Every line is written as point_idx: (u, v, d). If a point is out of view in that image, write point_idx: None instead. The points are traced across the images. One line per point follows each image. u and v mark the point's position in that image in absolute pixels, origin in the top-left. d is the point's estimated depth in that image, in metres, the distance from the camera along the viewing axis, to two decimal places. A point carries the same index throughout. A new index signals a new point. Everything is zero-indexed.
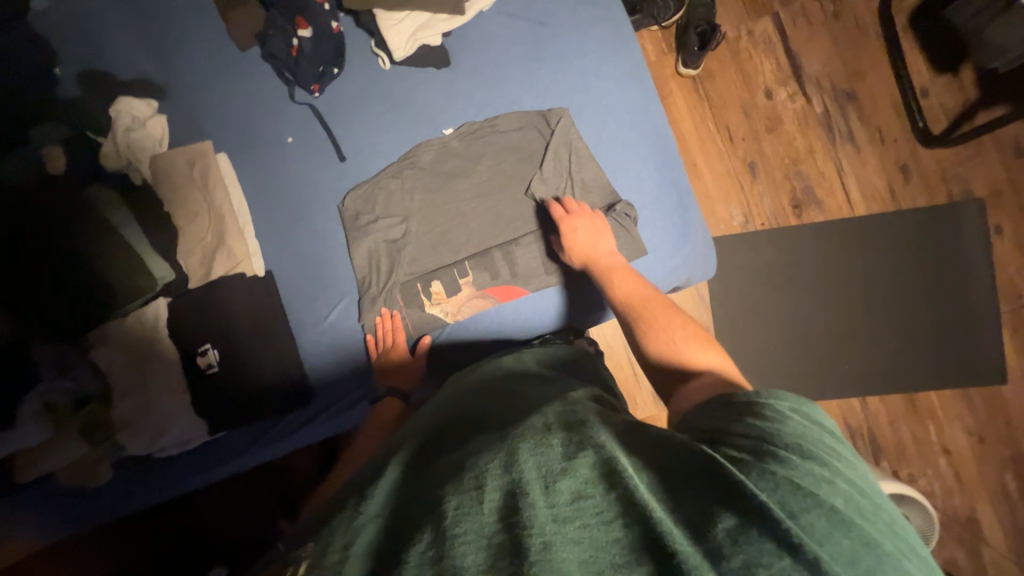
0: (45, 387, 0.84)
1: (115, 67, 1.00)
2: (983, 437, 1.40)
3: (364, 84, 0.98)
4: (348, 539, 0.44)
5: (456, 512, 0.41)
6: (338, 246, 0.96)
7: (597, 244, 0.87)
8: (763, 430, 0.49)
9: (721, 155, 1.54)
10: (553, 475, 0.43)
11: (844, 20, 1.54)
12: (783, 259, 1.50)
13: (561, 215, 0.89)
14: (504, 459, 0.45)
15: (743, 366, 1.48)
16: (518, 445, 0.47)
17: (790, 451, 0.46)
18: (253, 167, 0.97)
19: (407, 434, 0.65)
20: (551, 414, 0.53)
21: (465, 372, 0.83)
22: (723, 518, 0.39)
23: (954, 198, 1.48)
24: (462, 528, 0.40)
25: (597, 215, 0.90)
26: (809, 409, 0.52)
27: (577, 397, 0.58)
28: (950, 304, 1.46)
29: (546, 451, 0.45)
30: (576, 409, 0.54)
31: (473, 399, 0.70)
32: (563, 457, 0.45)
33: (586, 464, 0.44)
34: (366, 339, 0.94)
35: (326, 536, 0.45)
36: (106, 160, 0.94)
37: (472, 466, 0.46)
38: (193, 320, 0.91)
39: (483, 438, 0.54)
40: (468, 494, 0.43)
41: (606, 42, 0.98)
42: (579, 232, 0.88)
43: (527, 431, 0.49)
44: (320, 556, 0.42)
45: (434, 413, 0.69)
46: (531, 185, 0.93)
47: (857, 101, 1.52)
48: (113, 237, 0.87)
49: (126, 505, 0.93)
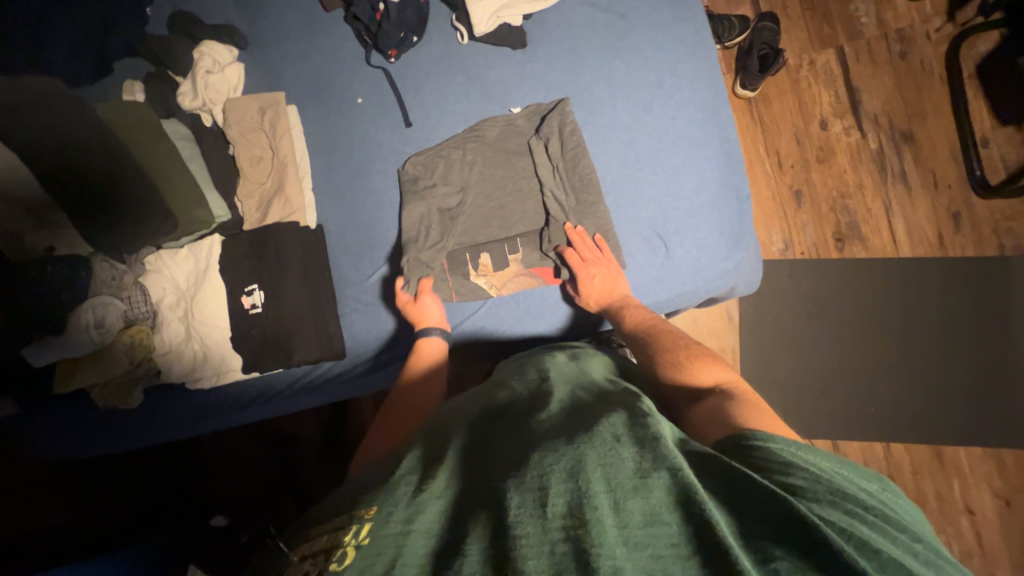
0: (98, 302, 0.86)
1: (203, 15, 1.04)
2: (1012, 502, 1.33)
3: (440, 56, 1.01)
4: (409, 513, 0.47)
5: (520, 510, 0.45)
6: (392, 208, 0.98)
7: (613, 287, 0.90)
8: (809, 481, 0.48)
9: (768, 180, 1.53)
10: (622, 493, 0.45)
11: (910, 59, 1.53)
12: (821, 291, 1.48)
13: (579, 263, 0.90)
14: (571, 464, 0.47)
15: (768, 396, 1.44)
16: (585, 453, 0.48)
17: (867, 508, 0.46)
18: (323, 124, 1.01)
19: (459, 416, 0.68)
20: (618, 425, 0.53)
21: (517, 360, 0.87)
22: (789, 565, 0.40)
23: (1005, 251, 1.45)
24: (524, 532, 0.43)
25: (610, 259, 0.91)
26: (891, 498, 0.51)
27: (645, 408, 0.56)
28: (990, 360, 1.42)
29: (614, 465, 0.47)
30: (647, 419, 0.53)
31: (525, 388, 0.70)
32: (634, 474, 0.46)
33: (659, 486, 0.45)
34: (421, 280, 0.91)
35: (389, 504, 0.48)
36: (183, 99, 0.98)
37: (533, 464, 0.49)
38: (244, 260, 0.93)
39: (544, 429, 0.56)
40: (533, 494, 0.46)
41: (683, 42, 1.00)
42: (596, 279, 0.90)
43: (595, 437, 0.50)
44: (382, 522, 0.46)
45: (488, 399, 0.71)
46: (573, 178, 0.94)
47: (915, 142, 1.51)
48: (184, 172, 0.92)
49: (156, 436, 0.96)
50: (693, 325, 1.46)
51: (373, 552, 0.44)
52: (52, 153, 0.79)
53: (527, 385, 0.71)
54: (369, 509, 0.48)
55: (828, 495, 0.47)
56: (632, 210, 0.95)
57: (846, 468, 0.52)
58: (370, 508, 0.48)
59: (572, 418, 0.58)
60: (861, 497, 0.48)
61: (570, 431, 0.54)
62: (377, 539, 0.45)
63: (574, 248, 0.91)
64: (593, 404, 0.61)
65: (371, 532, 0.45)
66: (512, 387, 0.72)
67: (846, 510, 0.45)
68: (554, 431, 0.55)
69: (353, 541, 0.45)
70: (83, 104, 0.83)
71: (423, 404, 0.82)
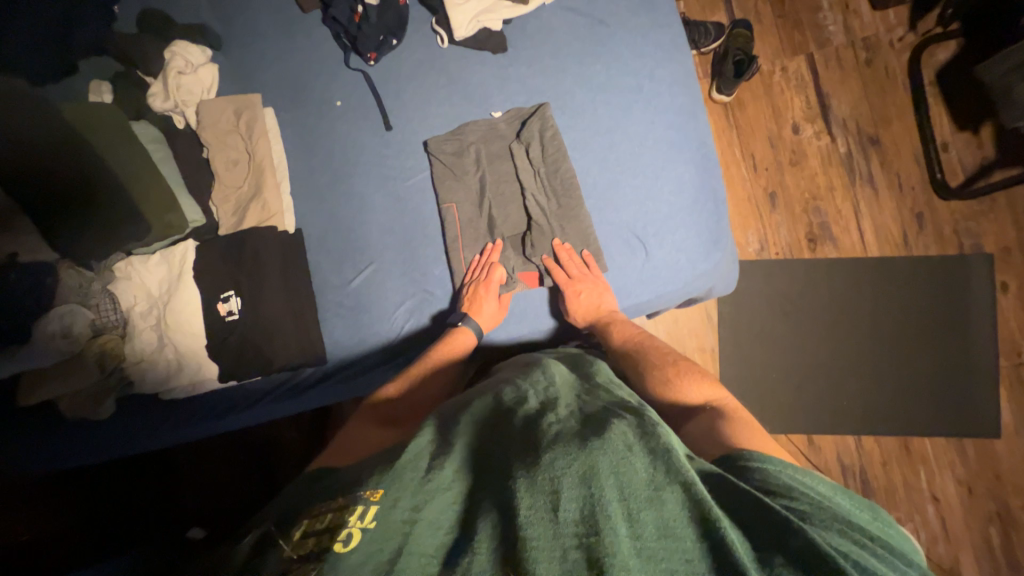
0: (65, 310, 0.82)
1: (174, 13, 1.01)
2: (973, 488, 1.41)
3: (420, 59, 1.01)
4: (417, 503, 0.49)
5: (532, 511, 0.46)
6: (374, 212, 0.98)
7: (601, 303, 0.92)
8: (813, 507, 0.51)
9: (744, 182, 1.57)
10: (636, 504, 0.48)
11: (876, 67, 1.60)
12: (795, 289, 1.53)
13: (566, 280, 0.92)
14: (584, 469, 0.49)
15: (746, 392, 1.48)
16: (598, 458, 0.50)
17: (869, 535, 0.49)
18: (302, 126, 0.99)
19: (465, 408, 0.68)
20: (630, 432, 0.55)
21: (516, 362, 0.88)
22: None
23: (965, 250, 1.52)
24: (537, 534, 0.45)
25: (598, 276, 0.93)
26: (889, 526, 0.54)
27: (655, 418, 0.58)
28: (952, 354, 1.49)
29: (627, 474, 0.49)
30: (659, 430, 0.55)
31: (529, 385, 0.71)
32: (647, 486, 0.49)
33: (671, 500, 0.48)
34: (490, 245, 0.95)
35: (396, 489, 0.50)
36: (153, 101, 0.95)
37: (544, 464, 0.50)
38: (222, 266, 0.91)
39: (552, 427, 0.57)
40: (544, 496, 0.47)
41: (660, 48, 1.02)
42: (583, 296, 0.91)
43: (609, 442, 0.52)
44: (390, 510, 0.48)
45: (494, 394, 0.70)
46: (553, 185, 0.96)
47: (881, 146, 1.57)
48: (155, 175, 0.89)
49: (131, 446, 0.92)
50: (673, 324, 1.49)
51: (381, 536, 0.46)
52: (15, 157, 0.76)
53: (532, 383, 0.72)
54: (375, 491, 0.50)
55: (832, 521, 0.50)
56: (613, 213, 0.97)
57: (842, 493, 0.55)
58: (376, 491, 0.50)
59: (582, 420, 0.59)
60: (862, 525, 0.50)
61: (581, 433, 0.55)
62: (382, 524, 0.47)
63: (562, 262, 0.93)
64: (601, 410, 0.62)
65: (377, 516, 0.47)
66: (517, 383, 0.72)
67: (856, 541, 0.48)
68: (564, 431, 0.55)
69: (358, 523, 0.47)
70: (48, 107, 0.81)
71: (418, 404, 0.82)
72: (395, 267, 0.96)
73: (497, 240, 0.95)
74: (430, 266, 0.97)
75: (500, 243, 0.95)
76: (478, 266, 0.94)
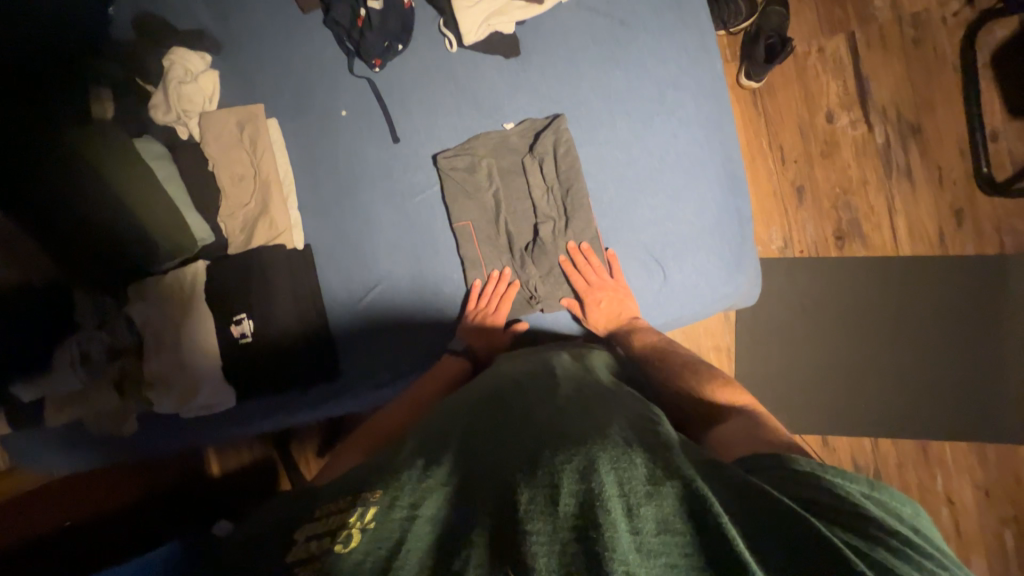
0: (83, 337, 0.86)
1: (171, 15, 0.96)
2: (990, 492, 1.39)
3: (428, 63, 0.95)
4: (415, 499, 0.50)
5: (531, 505, 0.46)
6: (382, 227, 0.95)
7: (619, 314, 0.91)
8: None
9: (769, 175, 1.48)
10: (635, 498, 0.45)
11: (924, 47, 1.46)
12: (819, 288, 1.47)
13: (584, 288, 0.90)
14: (583, 464, 0.49)
15: (763, 391, 1.45)
16: (597, 454, 0.50)
17: (882, 540, 0.47)
18: (307, 138, 0.96)
19: (466, 412, 0.69)
20: (628, 431, 0.55)
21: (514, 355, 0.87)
22: None
23: (1004, 249, 1.44)
24: (535, 527, 0.44)
25: (620, 284, 0.91)
26: (910, 528, 0.50)
27: (655, 417, 0.60)
28: (982, 357, 1.43)
29: (627, 471, 0.48)
30: (653, 431, 0.56)
31: (533, 380, 0.73)
32: (647, 481, 0.47)
33: (671, 496, 0.46)
34: (495, 273, 0.93)
35: (394, 489, 0.50)
36: (156, 112, 0.92)
37: (544, 460, 0.51)
38: (231, 288, 0.90)
39: (553, 425, 0.58)
40: (542, 491, 0.47)
41: (686, 50, 0.95)
42: (602, 306, 0.90)
43: (608, 441, 0.52)
44: (389, 508, 0.48)
45: (495, 393, 0.72)
46: (569, 206, 0.91)
47: (922, 137, 1.46)
48: (160, 194, 0.87)
49: (152, 450, 0.96)
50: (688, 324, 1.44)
51: (380, 535, 0.46)
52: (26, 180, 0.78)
53: (534, 377, 0.74)
54: (375, 492, 0.50)
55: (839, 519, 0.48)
56: (630, 233, 0.93)
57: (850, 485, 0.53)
58: (376, 493, 0.50)
59: (580, 413, 0.61)
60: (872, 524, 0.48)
61: (580, 431, 0.56)
62: (380, 524, 0.46)
63: (581, 267, 0.91)
64: (600, 404, 0.64)
65: (376, 517, 0.47)
66: (519, 379, 0.74)
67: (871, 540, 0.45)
68: (563, 427, 0.57)
69: (358, 524, 0.46)
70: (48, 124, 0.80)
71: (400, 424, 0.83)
72: (405, 286, 0.94)
73: (504, 268, 0.93)
74: (439, 282, 0.95)
75: (507, 271, 0.93)
76: (485, 297, 0.93)
